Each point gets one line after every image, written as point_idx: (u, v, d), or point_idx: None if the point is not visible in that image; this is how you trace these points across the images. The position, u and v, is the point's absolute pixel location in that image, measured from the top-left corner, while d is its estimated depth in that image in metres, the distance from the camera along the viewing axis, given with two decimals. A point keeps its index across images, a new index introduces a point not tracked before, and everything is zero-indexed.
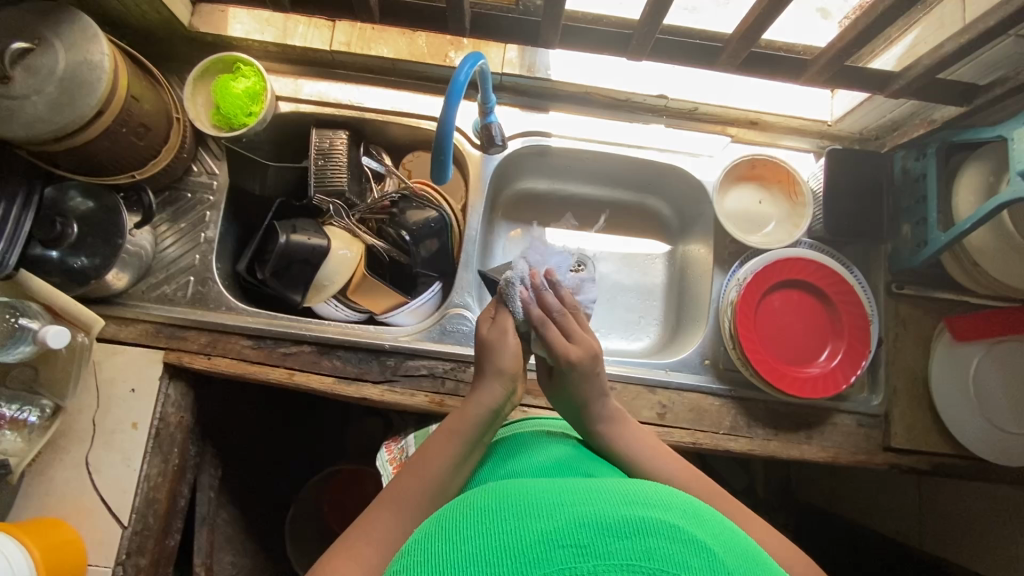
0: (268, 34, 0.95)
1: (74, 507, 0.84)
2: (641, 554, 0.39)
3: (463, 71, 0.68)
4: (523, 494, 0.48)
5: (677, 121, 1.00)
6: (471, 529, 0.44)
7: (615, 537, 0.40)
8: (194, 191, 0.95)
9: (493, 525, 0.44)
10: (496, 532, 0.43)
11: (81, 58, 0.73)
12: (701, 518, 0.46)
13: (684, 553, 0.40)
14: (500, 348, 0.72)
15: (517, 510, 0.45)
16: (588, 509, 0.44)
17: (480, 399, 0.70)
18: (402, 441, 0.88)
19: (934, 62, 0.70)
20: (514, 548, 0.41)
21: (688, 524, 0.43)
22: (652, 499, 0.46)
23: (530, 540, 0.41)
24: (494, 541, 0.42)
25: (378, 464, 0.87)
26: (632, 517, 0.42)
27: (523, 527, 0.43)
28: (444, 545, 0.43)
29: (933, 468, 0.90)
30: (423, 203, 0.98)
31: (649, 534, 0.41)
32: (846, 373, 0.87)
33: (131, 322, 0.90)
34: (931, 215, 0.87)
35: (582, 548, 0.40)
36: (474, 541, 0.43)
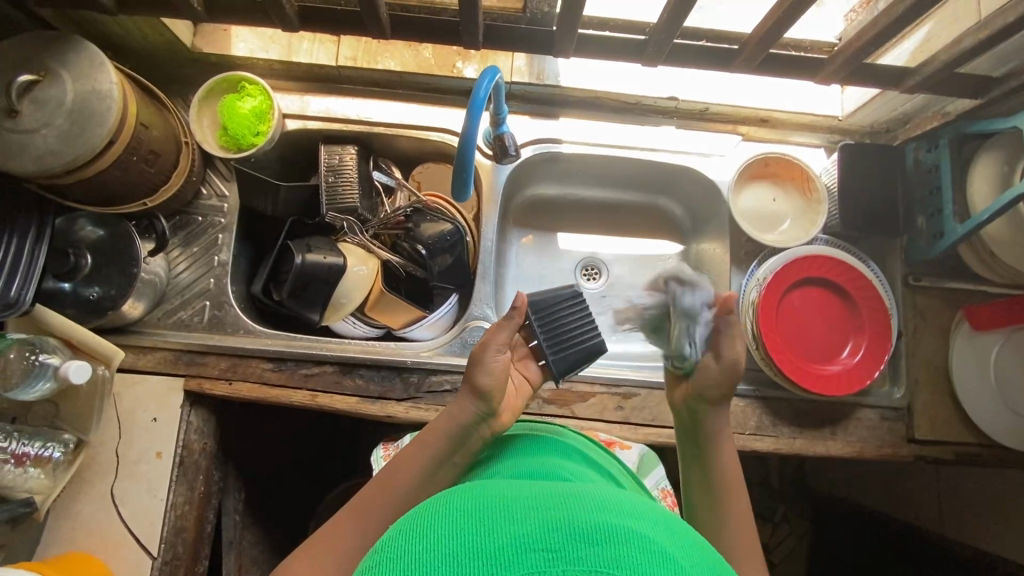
0: (272, 52, 0.95)
1: (103, 540, 0.83)
2: (611, 562, 0.36)
3: (483, 87, 0.67)
4: (494, 492, 0.44)
5: (687, 122, 1.00)
6: (438, 524, 0.40)
7: (587, 542, 0.37)
8: (205, 214, 0.94)
9: (462, 522, 0.40)
10: (463, 529, 0.39)
11: (89, 88, 0.72)
12: (679, 529, 0.42)
13: (656, 562, 0.37)
14: (480, 364, 0.69)
15: (491, 505, 0.41)
16: (562, 511, 0.40)
17: (451, 413, 0.68)
18: (400, 440, 0.89)
19: (952, 57, 0.70)
20: (482, 545, 0.37)
21: (664, 536, 0.40)
22: (629, 507, 0.43)
23: (499, 541, 0.38)
24: (459, 539, 0.38)
25: (372, 459, 0.89)
26: (607, 521, 0.39)
27: (491, 527, 0.39)
28: (410, 542, 0.39)
29: (957, 458, 0.91)
30: (438, 216, 0.96)
31: (623, 540, 0.37)
32: (869, 368, 0.87)
33: (149, 350, 0.89)
34: (947, 207, 0.87)
35: (552, 552, 0.37)
36: (442, 534, 0.39)
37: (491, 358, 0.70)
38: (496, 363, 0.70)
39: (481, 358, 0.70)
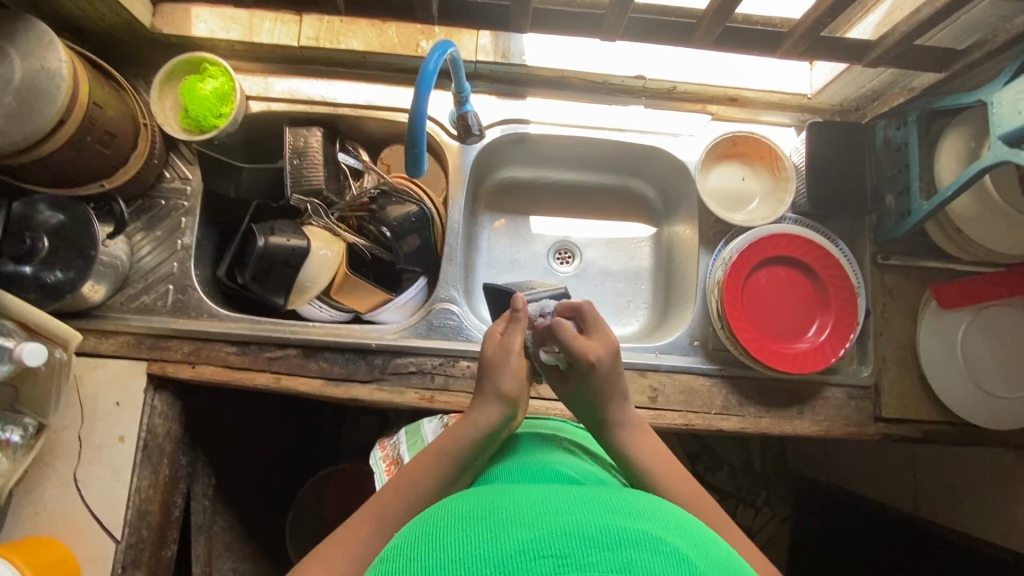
0: (233, 32, 0.92)
1: (67, 525, 0.83)
2: (621, 566, 0.37)
3: (433, 60, 0.67)
4: (503, 503, 0.46)
5: (656, 101, 0.99)
6: (451, 535, 0.42)
7: (595, 548, 0.38)
8: (168, 198, 0.93)
9: (471, 534, 0.42)
10: (472, 541, 0.41)
11: (38, 66, 0.71)
12: (685, 530, 0.44)
13: (662, 565, 0.38)
14: (502, 369, 0.69)
15: (500, 518, 0.43)
16: (572, 518, 0.42)
17: (476, 418, 0.67)
18: (395, 438, 0.87)
19: (911, 28, 0.69)
20: (492, 556, 0.39)
21: (671, 536, 0.41)
22: (637, 511, 0.44)
23: (509, 549, 0.39)
24: (470, 549, 0.40)
25: (372, 462, 0.86)
26: (615, 528, 0.40)
27: (501, 535, 0.41)
28: (423, 554, 0.41)
29: (924, 436, 0.91)
30: (404, 198, 0.95)
31: (631, 546, 0.39)
32: (835, 346, 0.87)
33: (112, 335, 0.88)
34: (914, 183, 0.87)
35: (562, 560, 0.38)
36: (450, 547, 0.41)
37: (514, 361, 0.70)
38: (517, 368, 0.70)
39: (505, 363, 0.70)
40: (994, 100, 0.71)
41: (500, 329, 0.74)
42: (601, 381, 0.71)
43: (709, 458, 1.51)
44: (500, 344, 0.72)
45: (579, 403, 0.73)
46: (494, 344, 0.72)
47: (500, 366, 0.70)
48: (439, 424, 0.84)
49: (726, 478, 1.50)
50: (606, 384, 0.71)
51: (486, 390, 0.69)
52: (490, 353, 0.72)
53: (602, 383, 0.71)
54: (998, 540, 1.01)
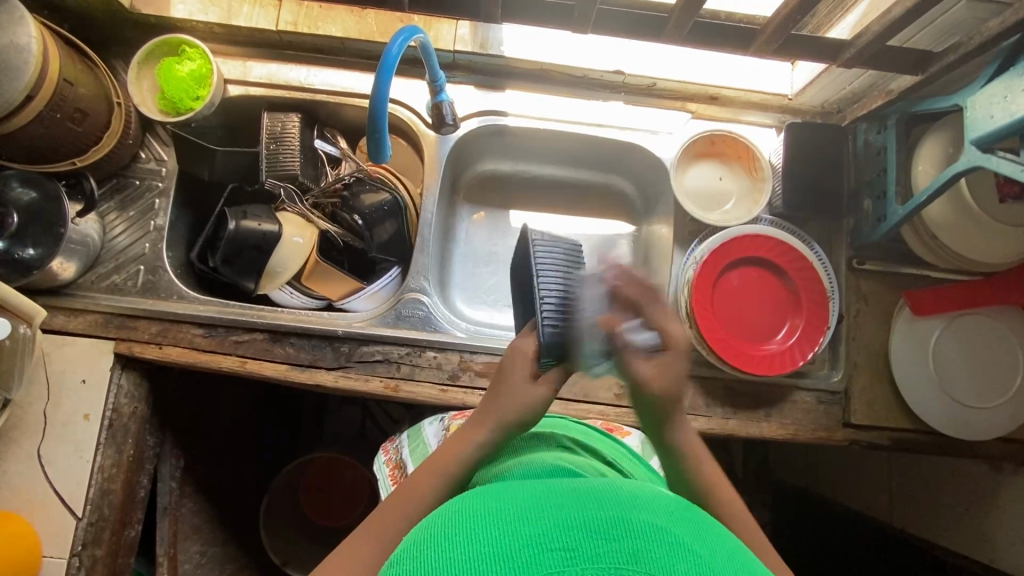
0: (212, 15, 0.93)
1: (29, 500, 0.84)
2: (629, 557, 0.38)
3: (396, 45, 0.66)
4: (505, 497, 0.46)
5: (636, 97, 0.98)
6: (456, 532, 0.42)
7: (602, 539, 0.39)
8: (143, 178, 0.94)
9: (476, 528, 0.41)
10: (480, 536, 0.40)
11: (7, 42, 0.71)
12: (685, 517, 0.44)
13: (669, 556, 0.38)
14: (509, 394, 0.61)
15: (505, 512, 0.43)
16: (577, 512, 0.42)
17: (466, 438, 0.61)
18: (399, 442, 0.87)
19: (883, 28, 0.68)
20: (501, 553, 0.39)
21: (674, 524, 0.42)
22: (639, 499, 0.45)
23: (518, 544, 0.39)
24: (478, 544, 0.40)
25: (376, 468, 0.86)
26: (618, 518, 0.41)
27: (508, 530, 0.41)
28: (429, 553, 0.40)
29: (893, 443, 0.90)
30: (378, 185, 0.95)
31: (636, 536, 0.39)
32: (803, 349, 0.86)
33: (81, 313, 0.88)
34: (890, 187, 0.86)
35: (571, 553, 0.38)
36: (453, 544, 0.40)
37: (534, 390, 0.61)
38: (534, 396, 0.61)
39: (525, 385, 0.61)
40: (969, 103, 0.70)
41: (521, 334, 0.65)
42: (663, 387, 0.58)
43: None
44: (524, 356, 0.62)
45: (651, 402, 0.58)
46: (518, 356, 0.62)
47: (517, 386, 0.61)
48: (440, 426, 0.84)
49: None
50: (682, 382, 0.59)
51: (492, 409, 0.61)
52: (513, 369, 0.61)
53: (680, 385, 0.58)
54: (967, 551, 1.00)
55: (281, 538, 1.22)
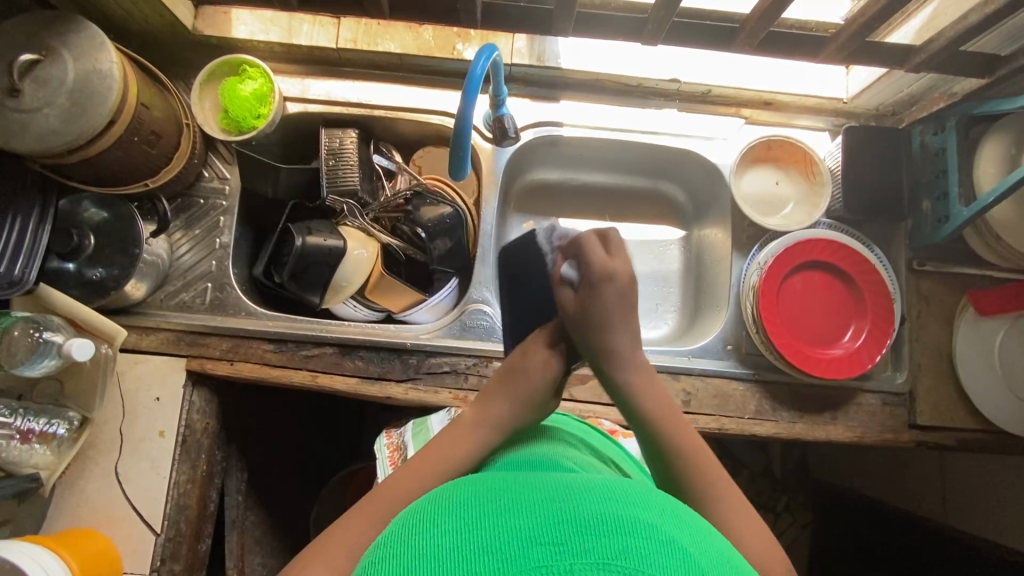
0: (273, 35, 0.94)
1: (109, 517, 0.85)
2: (617, 553, 0.38)
3: (479, 65, 0.67)
4: (497, 492, 0.46)
5: (690, 104, 0.99)
6: (449, 522, 0.42)
7: (590, 535, 0.39)
8: (207, 197, 0.95)
9: (468, 522, 0.42)
10: (468, 528, 0.41)
11: (90, 68, 0.73)
12: (678, 518, 0.44)
13: (658, 553, 0.38)
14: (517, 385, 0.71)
15: (499, 506, 0.43)
16: (568, 505, 0.42)
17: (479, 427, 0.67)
18: (402, 428, 0.89)
19: (958, 34, 0.69)
20: (491, 546, 0.39)
21: (666, 524, 0.42)
22: (633, 496, 0.45)
23: (504, 538, 0.40)
24: (467, 536, 0.40)
25: (376, 448, 0.88)
26: (609, 514, 0.41)
27: (498, 523, 0.41)
28: (421, 536, 0.41)
29: (959, 443, 0.90)
30: (438, 199, 0.96)
31: (626, 534, 0.39)
32: (871, 352, 0.86)
33: (153, 331, 0.90)
34: (952, 189, 0.86)
35: (559, 547, 0.38)
36: (446, 534, 0.41)
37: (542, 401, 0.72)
38: (538, 406, 0.72)
39: (540, 395, 0.71)
40: None
41: (541, 344, 0.75)
42: (600, 310, 0.72)
43: (730, 463, 1.50)
44: (545, 367, 0.73)
45: (583, 323, 0.73)
46: (540, 364, 0.73)
47: (530, 391, 0.71)
48: (445, 418, 0.85)
49: (749, 481, 1.49)
50: (615, 306, 0.73)
51: (506, 405, 0.70)
52: (533, 376, 0.72)
53: (614, 307, 0.73)
54: None
55: None
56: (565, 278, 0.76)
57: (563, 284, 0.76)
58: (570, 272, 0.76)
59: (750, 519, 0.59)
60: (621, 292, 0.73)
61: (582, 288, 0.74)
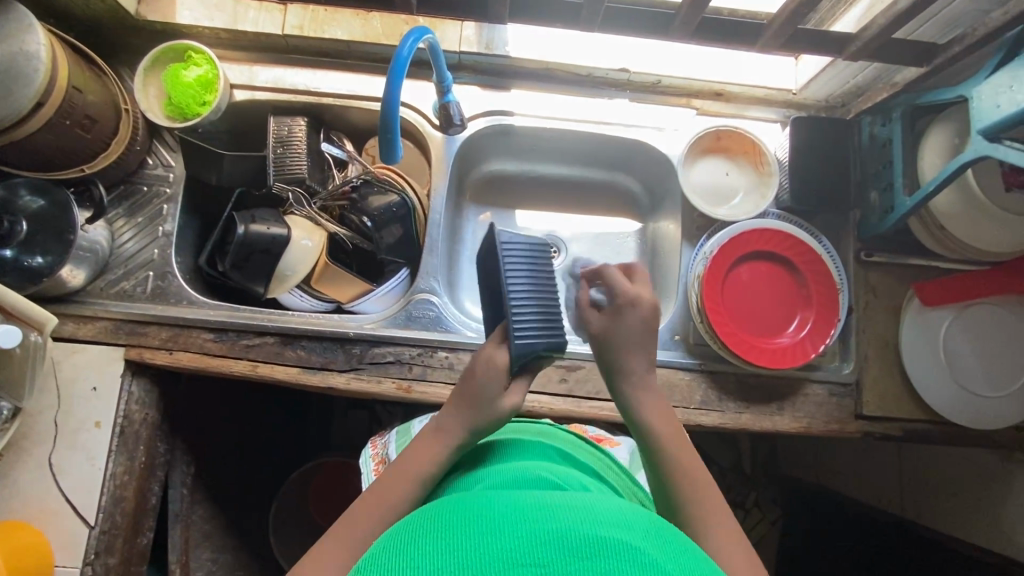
0: (217, 21, 0.93)
1: (41, 510, 0.83)
2: None
3: (406, 46, 0.68)
4: (485, 502, 0.45)
5: (641, 95, 0.98)
6: (430, 543, 0.41)
7: (574, 559, 0.38)
8: (151, 184, 0.93)
9: (448, 538, 0.41)
10: (449, 548, 0.40)
11: (16, 49, 0.72)
12: (667, 537, 0.42)
13: None
14: (471, 394, 0.62)
15: (480, 523, 0.42)
16: (550, 524, 0.41)
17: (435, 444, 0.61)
18: (387, 437, 0.87)
19: (889, 21, 0.69)
20: (470, 568, 0.38)
21: (651, 545, 0.40)
22: (622, 513, 0.43)
23: (486, 562, 0.38)
24: (449, 557, 0.39)
25: (363, 461, 0.86)
26: (591, 535, 0.40)
27: (481, 543, 0.40)
28: (404, 559, 0.40)
29: (904, 433, 0.90)
30: (385, 187, 0.95)
31: (610, 557, 0.38)
32: (814, 342, 0.86)
33: (90, 320, 0.88)
34: (896, 180, 0.86)
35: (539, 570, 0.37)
36: (426, 557, 0.40)
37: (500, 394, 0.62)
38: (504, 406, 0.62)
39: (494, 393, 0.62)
40: (976, 93, 0.71)
41: (490, 342, 0.65)
42: (620, 336, 0.67)
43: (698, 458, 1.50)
44: (491, 364, 0.63)
45: (604, 345, 0.68)
46: (483, 365, 0.63)
47: (487, 388, 0.62)
48: None
49: (715, 476, 1.48)
50: (637, 332, 0.67)
51: (466, 412, 0.62)
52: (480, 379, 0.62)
53: (635, 334, 0.67)
54: (984, 543, 0.99)
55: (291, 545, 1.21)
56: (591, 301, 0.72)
57: (590, 306, 0.73)
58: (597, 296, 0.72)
59: (672, 504, 0.58)
60: (642, 318, 0.68)
61: (608, 311, 0.70)
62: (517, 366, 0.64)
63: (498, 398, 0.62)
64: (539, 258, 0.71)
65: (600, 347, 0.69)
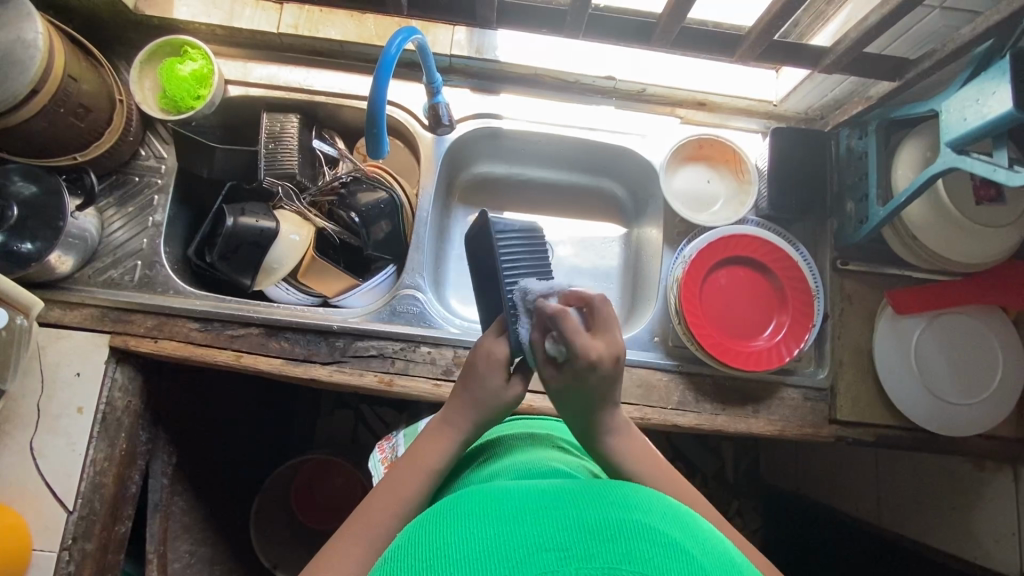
0: (214, 17, 0.95)
1: (20, 493, 0.83)
2: (621, 558, 0.37)
3: (394, 45, 0.70)
4: (498, 492, 0.46)
5: (626, 102, 1.01)
6: (451, 531, 0.41)
7: (595, 540, 0.38)
8: (142, 175, 0.95)
9: (470, 526, 0.41)
10: (469, 535, 0.40)
11: (13, 37, 0.74)
12: (681, 519, 0.43)
13: (662, 556, 0.37)
14: (473, 388, 0.62)
15: (498, 510, 0.42)
16: (569, 510, 0.41)
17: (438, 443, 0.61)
18: (395, 441, 0.87)
19: (860, 35, 0.72)
20: (496, 553, 0.38)
21: (667, 526, 0.41)
22: (636, 497, 0.44)
23: (508, 546, 0.38)
24: (470, 544, 0.39)
25: (373, 465, 0.88)
26: (610, 519, 0.40)
27: (502, 528, 0.40)
28: (426, 548, 0.40)
29: (876, 439, 0.92)
30: (375, 184, 0.97)
31: (630, 537, 0.39)
32: (789, 345, 0.88)
33: (77, 306, 0.89)
34: (871, 190, 0.88)
35: (563, 552, 0.37)
36: (446, 545, 0.40)
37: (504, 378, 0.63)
38: (504, 400, 0.63)
39: (495, 390, 0.62)
40: (946, 107, 0.74)
41: (488, 335, 0.64)
42: (581, 395, 0.59)
43: (681, 465, 1.50)
44: (491, 360, 0.62)
45: (564, 400, 0.60)
46: (486, 360, 0.62)
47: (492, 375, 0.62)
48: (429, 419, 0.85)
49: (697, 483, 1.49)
50: (598, 391, 0.59)
51: (471, 406, 0.62)
52: (482, 376, 0.62)
53: (593, 392, 0.59)
54: (954, 550, 1.01)
55: (271, 541, 1.21)
56: (546, 354, 0.59)
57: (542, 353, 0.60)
58: (553, 345, 0.59)
59: None
60: (604, 378, 0.58)
61: (564, 366, 0.58)
62: (517, 356, 0.63)
63: (500, 392, 0.63)
64: (534, 246, 0.70)
65: (558, 400, 0.61)
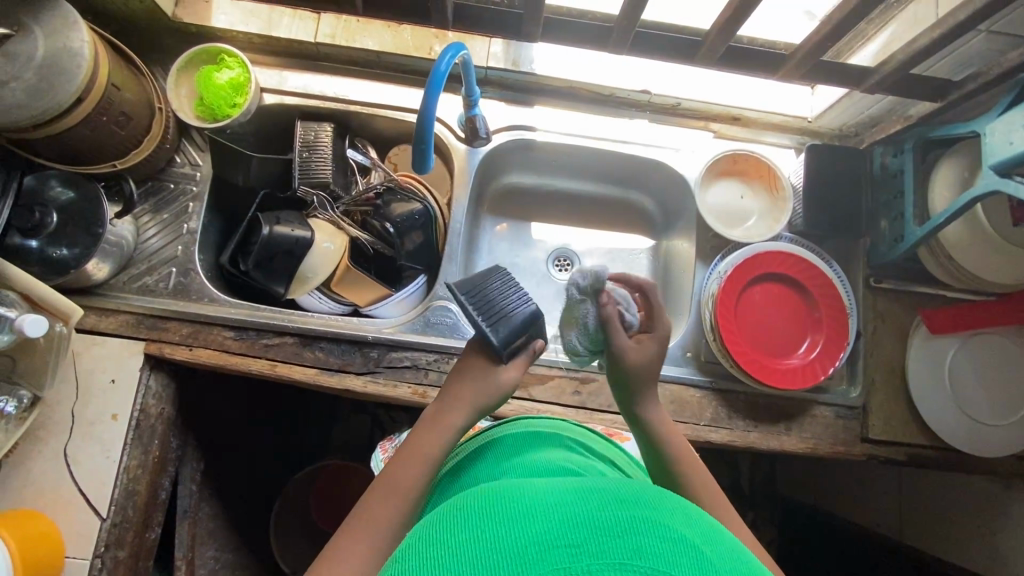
0: (252, 26, 0.96)
1: (55, 499, 0.83)
2: (632, 553, 0.35)
3: (444, 61, 0.70)
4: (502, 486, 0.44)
5: (660, 116, 1.01)
6: (455, 531, 0.39)
7: (605, 536, 0.36)
8: (177, 182, 0.95)
9: (477, 520, 0.39)
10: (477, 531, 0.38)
11: (60, 45, 0.73)
12: (692, 514, 0.41)
13: (673, 552, 0.35)
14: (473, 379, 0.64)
15: (504, 505, 0.40)
16: (575, 505, 0.39)
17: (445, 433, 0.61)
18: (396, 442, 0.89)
19: (907, 57, 0.72)
20: (504, 551, 0.36)
21: (676, 521, 0.39)
22: (640, 493, 0.42)
23: (517, 543, 0.36)
24: (478, 541, 0.37)
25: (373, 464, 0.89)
26: (620, 514, 0.38)
27: (507, 525, 0.38)
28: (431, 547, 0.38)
29: (908, 458, 0.92)
30: (409, 195, 0.97)
31: (641, 532, 0.36)
32: (824, 364, 0.88)
33: (112, 313, 0.89)
34: (907, 210, 0.88)
35: (574, 548, 0.35)
36: (451, 543, 0.37)
37: (497, 366, 0.65)
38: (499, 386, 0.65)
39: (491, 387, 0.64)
40: (987, 130, 0.74)
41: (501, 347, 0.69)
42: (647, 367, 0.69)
43: None
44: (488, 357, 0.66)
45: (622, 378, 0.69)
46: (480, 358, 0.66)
47: (483, 362, 0.65)
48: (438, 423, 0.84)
49: None
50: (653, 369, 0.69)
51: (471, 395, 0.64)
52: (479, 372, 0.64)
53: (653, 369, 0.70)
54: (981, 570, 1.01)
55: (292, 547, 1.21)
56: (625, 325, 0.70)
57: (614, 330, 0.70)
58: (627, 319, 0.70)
59: None
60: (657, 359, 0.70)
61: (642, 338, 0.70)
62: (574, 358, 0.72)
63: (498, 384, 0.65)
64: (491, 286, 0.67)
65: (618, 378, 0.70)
